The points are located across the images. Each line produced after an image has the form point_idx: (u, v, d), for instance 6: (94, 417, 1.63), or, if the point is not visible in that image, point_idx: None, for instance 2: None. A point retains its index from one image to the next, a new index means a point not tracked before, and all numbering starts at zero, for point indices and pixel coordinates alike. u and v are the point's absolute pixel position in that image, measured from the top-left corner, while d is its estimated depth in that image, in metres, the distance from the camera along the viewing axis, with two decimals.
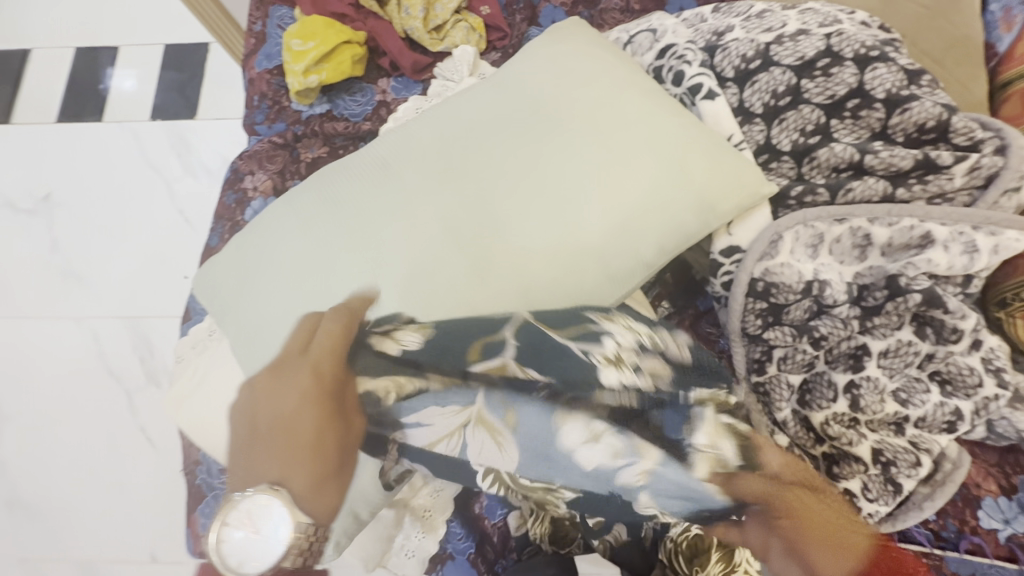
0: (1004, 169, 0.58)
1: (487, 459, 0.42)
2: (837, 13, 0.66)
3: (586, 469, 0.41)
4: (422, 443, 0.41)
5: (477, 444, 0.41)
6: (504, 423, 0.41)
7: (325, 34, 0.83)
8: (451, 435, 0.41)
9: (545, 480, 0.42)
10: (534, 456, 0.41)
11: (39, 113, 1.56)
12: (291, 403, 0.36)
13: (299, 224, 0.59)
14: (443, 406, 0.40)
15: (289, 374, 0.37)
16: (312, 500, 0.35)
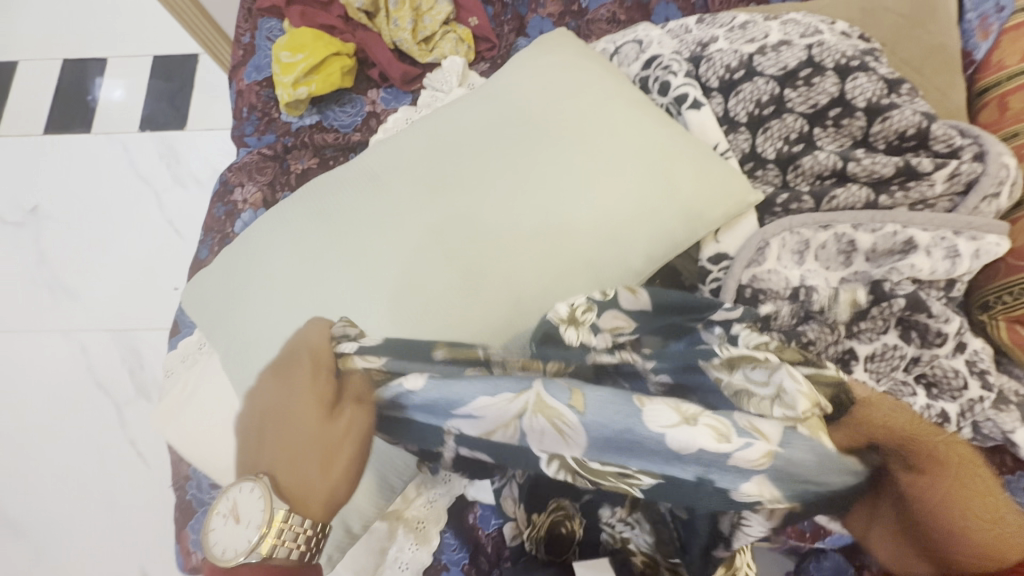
0: (983, 175, 0.59)
1: (548, 447, 0.44)
2: (818, 23, 0.67)
3: (678, 450, 0.41)
4: (476, 432, 0.45)
5: (538, 430, 0.44)
6: (568, 404, 0.43)
7: (314, 46, 0.84)
8: (506, 423, 0.44)
9: (617, 464, 0.43)
10: (599, 439, 0.43)
11: (26, 125, 1.55)
12: (290, 407, 0.46)
13: (290, 238, 0.59)
14: (496, 396, 0.44)
15: (295, 383, 0.47)
16: (301, 492, 0.44)
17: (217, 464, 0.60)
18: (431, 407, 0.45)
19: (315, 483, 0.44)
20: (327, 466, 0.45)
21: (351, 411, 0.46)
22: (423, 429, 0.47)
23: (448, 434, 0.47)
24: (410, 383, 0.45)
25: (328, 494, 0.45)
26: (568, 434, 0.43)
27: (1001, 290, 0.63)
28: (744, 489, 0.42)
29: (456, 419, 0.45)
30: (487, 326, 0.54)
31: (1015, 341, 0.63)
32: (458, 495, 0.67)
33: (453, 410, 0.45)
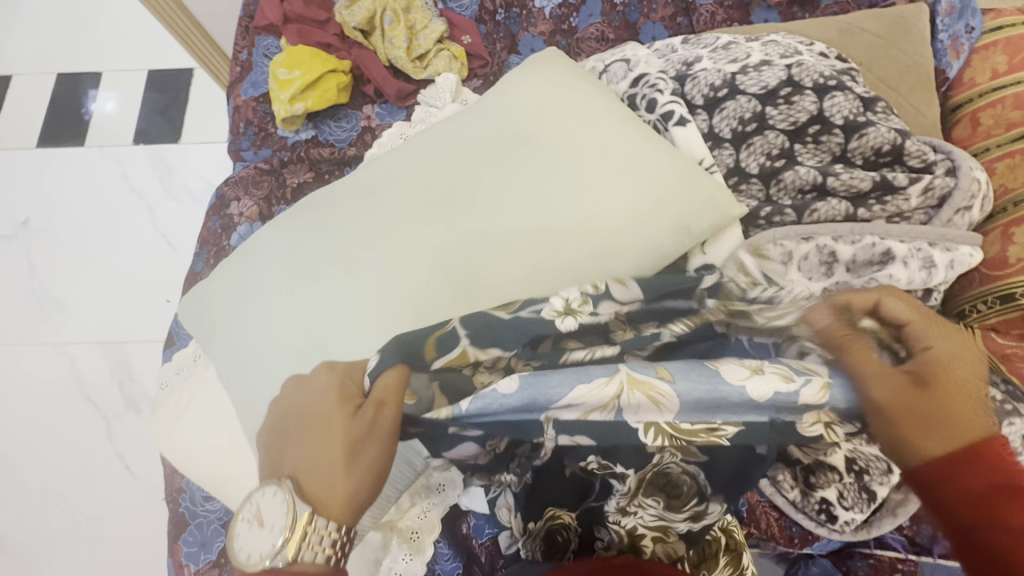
0: (954, 189, 0.62)
1: (646, 417, 0.46)
2: (798, 45, 0.70)
3: (763, 399, 0.45)
4: (578, 415, 0.46)
5: (634, 403, 0.46)
6: (658, 376, 0.46)
7: (310, 63, 0.86)
8: (603, 404, 0.46)
9: (707, 419, 0.46)
10: (692, 404, 0.45)
11: (19, 138, 1.56)
12: (315, 412, 0.48)
13: (286, 251, 0.60)
14: (590, 380, 0.46)
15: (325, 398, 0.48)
16: (325, 494, 0.45)
17: (213, 475, 0.61)
18: (523, 399, 0.46)
19: (340, 484, 0.46)
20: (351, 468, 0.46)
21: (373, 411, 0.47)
22: (519, 423, 0.47)
23: (546, 425, 0.47)
24: (500, 384, 0.47)
25: (351, 499, 0.46)
26: (662, 401, 0.46)
27: (977, 299, 0.65)
28: (807, 420, 0.45)
29: (553, 407, 0.46)
30: None
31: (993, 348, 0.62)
32: (451, 504, 0.68)
33: (550, 397, 0.46)
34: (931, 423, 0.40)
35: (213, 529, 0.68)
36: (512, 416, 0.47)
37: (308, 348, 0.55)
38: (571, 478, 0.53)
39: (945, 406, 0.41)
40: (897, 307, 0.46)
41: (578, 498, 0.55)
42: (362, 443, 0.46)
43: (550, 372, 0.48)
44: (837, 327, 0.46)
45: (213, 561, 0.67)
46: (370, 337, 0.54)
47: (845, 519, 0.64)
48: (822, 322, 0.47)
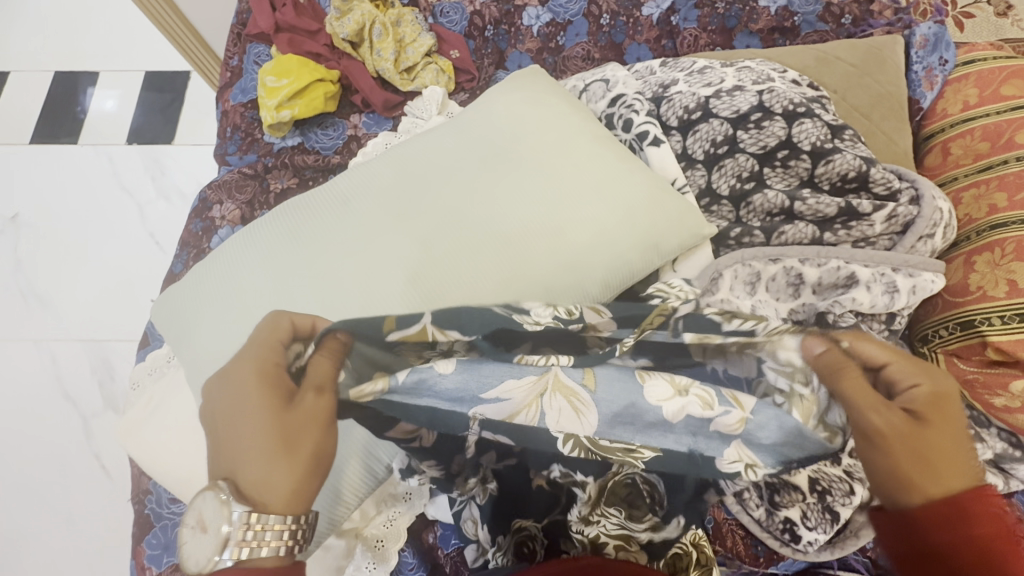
0: (917, 217, 0.64)
1: (566, 426, 0.47)
2: (771, 71, 0.72)
3: (676, 421, 0.46)
4: (502, 416, 0.47)
5: (554, 408, 0.47)
6: (582, 383, 0.47)
7: (299, 72, 0.87)
8: (528, 404, 0.47)
9: (622, 440, 0.47)
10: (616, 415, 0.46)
11: (13, 134, 1.56)
12: (254, 403, 0.44)
13: (259, 257, 0.61)
14: (521, 378, 0.47)
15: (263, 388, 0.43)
16: (267, 487, 0.42)
17: (177, 477, 0.61)
18: (455, 390, 0.46)
19: (284, 472, 0.43)
20: (295, 455, 0.43)
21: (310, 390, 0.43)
22: (445, 415, 0.47)
23: (472, 421, 0.47)
24: (437, 365, 0.47)
25: (299, 486, 0.44)
26: (582, 412, 0.47)
27: (939, 324, 0.67)
28: (730, 454, 0.46)
29: (482, 404, 0.47)
30: None
31: (955, 373, 0.65)
32: (419, 514, 0.68)
33: (480, 394, 0.47)
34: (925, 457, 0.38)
35: (177, 532, 0.68)
36: (443, 407, 0.47)
37: None
38: (539, 492, 0.55)
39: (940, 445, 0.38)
40: (873, 348, 0.42)
41: (543, 511, 0.55)
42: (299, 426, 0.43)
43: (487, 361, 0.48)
44: (836, 353, 0.42)
45: (175, 564, 0.67)
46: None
47: (809, 539, 0.64)
48: (817, 348, 0.43)
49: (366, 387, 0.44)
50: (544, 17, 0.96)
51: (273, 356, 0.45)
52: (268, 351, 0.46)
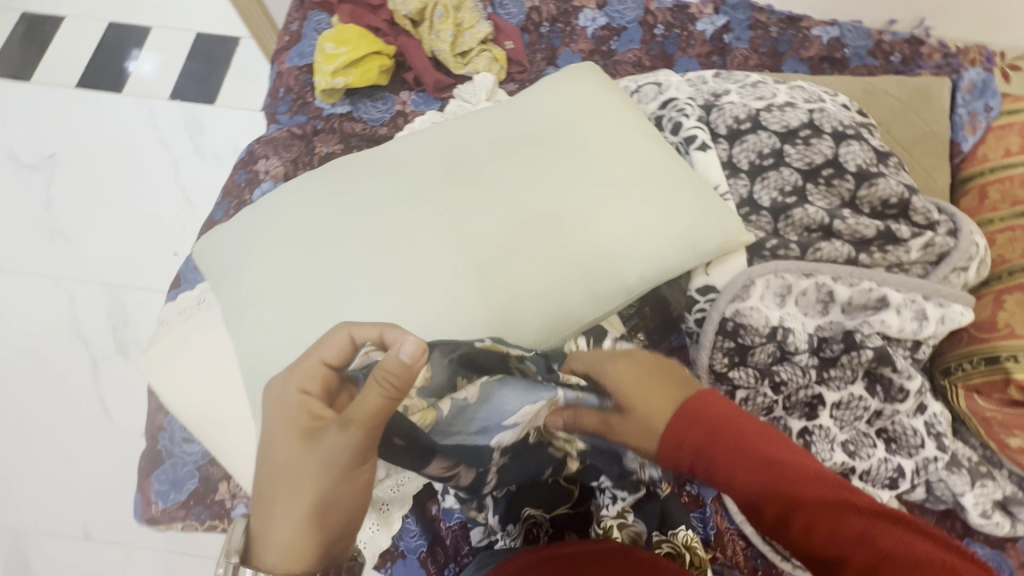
0: (953, 249, 0.66)
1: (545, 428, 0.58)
2: (822, 94, 0.74)
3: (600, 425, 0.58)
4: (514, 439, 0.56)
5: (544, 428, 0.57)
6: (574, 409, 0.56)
7: (358, 42, 0.89)
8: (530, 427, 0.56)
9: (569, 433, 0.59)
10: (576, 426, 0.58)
11: (59, 76, 1.60)
12: (293, 458, 0.48)
13: (313, 207, 0.62)
14: (536, 406, 0.54)
15: (303, 441, 0.48)
16: (277, 521, 0.48)
17: (196, 414, 0.61)
18: (482, 422, 0.53)
19: (288, 510, 0.48)
20: (298, 498, 0.48)
21: (329, 428, 0.48)
22: (471, 446, 0.54)
23: (495, 450, 0.56)
24: (467, 396, 0.53)
25: (299, 529, 0.48)
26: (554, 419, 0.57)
27: (963, 358, 0.68)
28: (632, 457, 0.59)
29: (503, 433, 0.54)
30: (486, 308, 0.57)
31: (971, 409, 0.68)
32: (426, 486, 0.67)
33: (502, 423, 0.54)
34: (645, 428, 0.56)
35: (186, 471, 0.68)
36: (468, 438, 0.54)
37: (326, 300, 0.57)
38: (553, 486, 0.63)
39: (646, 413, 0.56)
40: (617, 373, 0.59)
41: (555, 502, 0.63)
42: (305, 473, 0.48)
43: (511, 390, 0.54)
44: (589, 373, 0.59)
45: (182, 501, 0.68)
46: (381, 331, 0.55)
47: None
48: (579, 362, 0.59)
49: (418, 422, 0.50)
50: (600, 21, 0.99)
51: (318, 387, 0.50)
52: (317, 381, 0.50)
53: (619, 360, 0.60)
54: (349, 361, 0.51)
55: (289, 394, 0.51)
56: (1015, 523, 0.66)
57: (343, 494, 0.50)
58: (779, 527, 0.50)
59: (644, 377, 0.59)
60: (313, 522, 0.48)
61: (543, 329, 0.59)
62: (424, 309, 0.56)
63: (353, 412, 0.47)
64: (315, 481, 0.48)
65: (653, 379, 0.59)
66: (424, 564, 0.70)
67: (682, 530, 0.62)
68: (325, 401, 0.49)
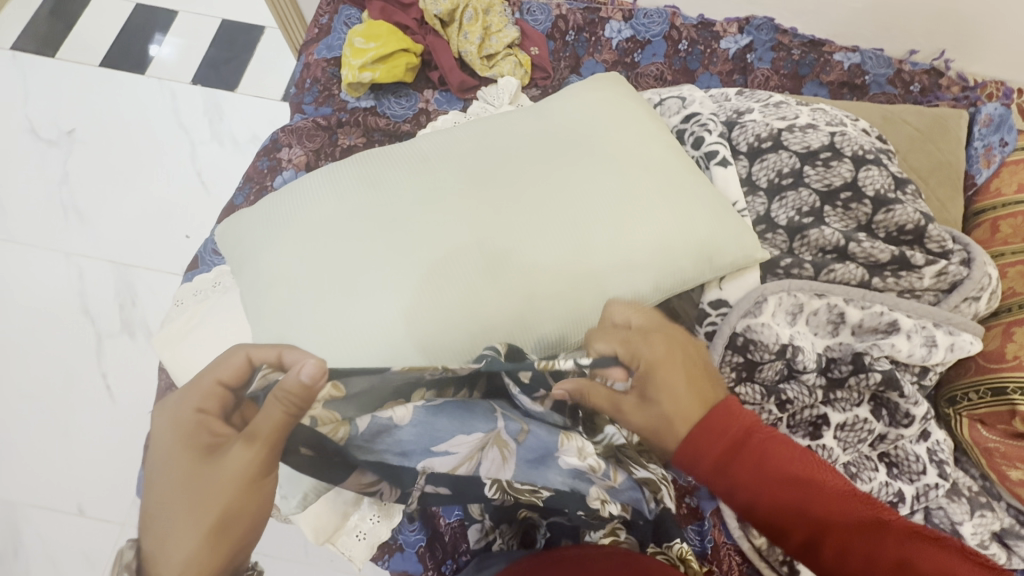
0: (966, 279, 0.67)
1: (493, 474, 0.53)
2: (843, 118, 0.75)
3: (564, 467, 0.53)
4: (447, 468, 0.51)
5: (489, 458, 0.52)
6: (516, 437, 0.52)
7: (387, 39, 0.90)
8: (470, 456, 0.52)
9: (529, 481, 0.54)
10: (528, 460, 0.53)
11: (84, 54, 1.61)
12: (188, 476, 0.36)
13: (338, 196, 0.63)
14: (470, 434, 0.51)
15: (202, 457, 0.36)
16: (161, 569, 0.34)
17: None
18: (407, 444, 0.50)
19: (181, 543, 0.34)
20: (197, 520, 0.34)
21: (230, 442, 0.37)
22: (395, 466, 0.50)
23: (420, 474, 0.51)
24: (395, 415, 0.49)
25: (196, 562, 0.34)
26: (507, 459, 0.53)
27: (969, 388, 0.69)
28: (595, 495, 0.54)
29: (431, 457, 0.50)
30: (504, 307, 0.58)
31: (975, 439, 0.68)
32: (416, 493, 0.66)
33: (430, 448, 0.50)
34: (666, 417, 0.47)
35: None
36: (393, 460, 0.50)
37: (346, 288, 0.58)
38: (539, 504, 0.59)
39: (672, 404, 0.47)
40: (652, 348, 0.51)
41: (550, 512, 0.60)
42: (204, 495, 0.35)
43: (442, 411, 0.51)
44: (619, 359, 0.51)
45: None
46: (392, 331, 0.56)
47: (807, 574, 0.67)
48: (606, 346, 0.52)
49: (327, 435, 0.44)
50: (625, 33, 1.00)
51: (217, 401, 0.40)
52: (212, 395, 0.40)
53: (654, 338, 0.52)
54: (249, 381, 0.42)
55: (177, 411, 0.39)
56: (1011, 557, 0.67)
57: (251, 520, 0.37)
58: (806, 550, 0.46)
59: (680, 363, 0.50)
60: (217, 553, 0.35)
61: (559, 331, 0.60)
62: (442, 303, 0.57)
63: (261, 422, 0.38)
64: (217, 503, 0.35)
65: (691, 371, 0.50)
66: (422, 557, 0.70)
67: (679, 542, 0.59)
68: (224, 416, 0.39)
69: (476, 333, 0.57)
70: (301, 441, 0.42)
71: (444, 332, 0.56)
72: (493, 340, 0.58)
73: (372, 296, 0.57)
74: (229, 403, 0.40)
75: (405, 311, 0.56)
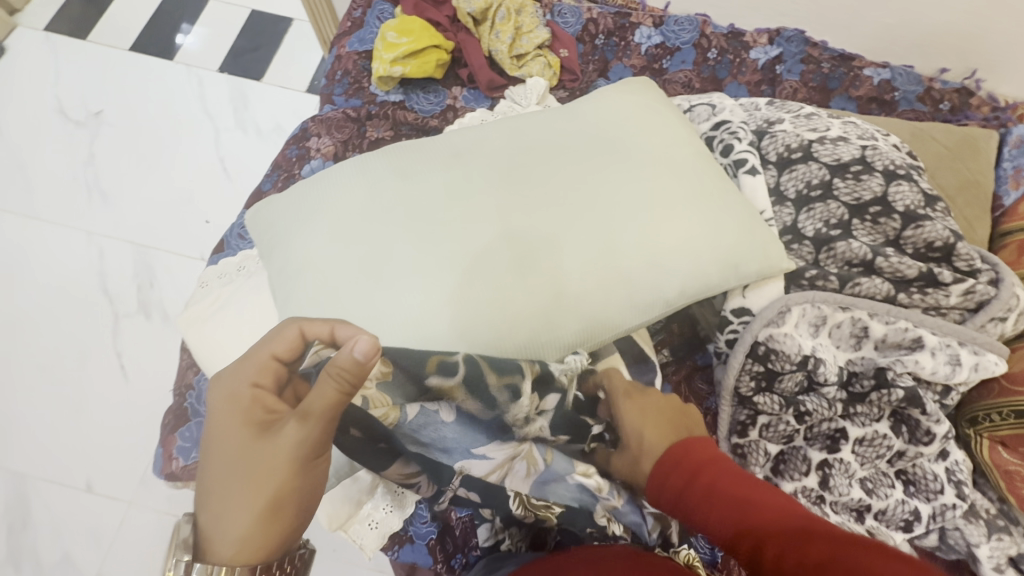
0: (994, 298, 0.66)
1: (516, 485, 0.56)
2: (875, 132, 0.75)
3: (574, 484, 0.57)
4: (481, 472, 0.55)
5: (515, 470, 0.56)
6: (544, 457, 0.57)
7: (419, 34, 0.91)
8: (501, 465, 0.56)
9: (542, 497, 0.57)
10: (551, 476, 0.57)
11: (114, 37, 1.63)
12: (249, 450, 0.44)
13: (370, 186, 0.64)
14: (505, 441, 0.56)
15: (261, 434, 0.44)
16: (227, 527, 0.42)
17: None
18: (450, 440, 0.54)
19: (244, 507, 0.43)
20: (255, 493, 0.43)
21: (284, 423, 0.44)
22: (436, 461, 0.55)
23: (457, 474, 0.55)
24: (440, 411, 0.55)
25: (252, 537, 0.43)
26: (530, 474, 0.56)
27: (990, 409, 0.68)
28: (600, 509, 0.57)
29: (471, 458, 0.55)
30: (531, 302, 0.58)
31: (995, 461, 0.68)
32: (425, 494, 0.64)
33: (471, 449, 0.55)
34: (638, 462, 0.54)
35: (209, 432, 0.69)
36: (435, 454, 0.55)
37: (375, 276, 0.58)
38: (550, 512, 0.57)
39: (635, 439, 0.55)
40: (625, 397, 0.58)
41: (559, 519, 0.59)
42: (260, 470, 0.43)
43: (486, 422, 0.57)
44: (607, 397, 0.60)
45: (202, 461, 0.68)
46: (420, 320, 0.56)
47: None
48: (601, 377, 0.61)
49: (379, 417, 0.52)
50: (654, 39, 1.00)
51: (271, 378, 0.47)
52: (267, 372, 0.47)
53: (626, 386, 0.60)
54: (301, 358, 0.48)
55: (235, 389, 0.46)
56: None
57: (300, 494, 0.45)
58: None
59: (649, 409, 0.57)
60: (267, 531, 0.43)
61: (583, 330, 0.60)
62: (469, 295, 0.57)
63: (312, 401, 0.43)
64: (275, 479, 0.43)
65: (665, 414, 0.56)
66: (432, 551, 0.69)
67: (685, 549, 0.60)
68: (277, 394, 0.47)
69: (501, 326, 0.57)
70: (353, 423, 0.52)
71: (470, 324, 0.57)
72: (519, 334, 0.58)
73: (401, 285, 0.58)
74: (284, 384, 0.48)
75: (433, 302, 0.57)
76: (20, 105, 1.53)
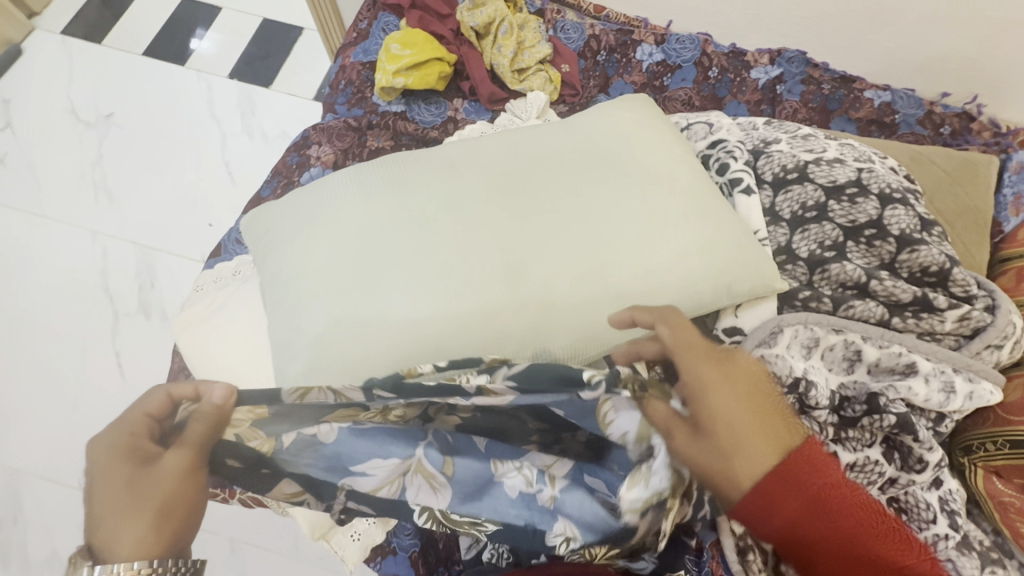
0: (989, 325, 0.65)
1: (421, 500, 0.54)
2: (872, 155, 0.75)
3: (512, 496, 0.54)
4: (366, 487, 0.52)
5: (414, 485, 0.54)
6: (442, 470, 0.53)
7: (422, 47, 0.92)
8: (391, 480, 0.53)
9: (471, 514, 0.55)
10: (460, 489, 0.54)
11: (129, 42, 1.67)
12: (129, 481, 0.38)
13: (366, 196, 0.64)
14: (387, 457, 0.52)
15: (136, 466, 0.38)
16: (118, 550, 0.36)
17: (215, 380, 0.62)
18: (328, 460, 0.50)
19: (131, 529, 0.37)
20: (141, 512, 0.37)
21: (161, 454, 0.39)
22: (315, 480, 0.51)
23: (339, 491, 0.53)
24: (318, 432, 0.49)
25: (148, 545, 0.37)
26: (439, 489, 0.54)
27: (987, 438, 0.68)
28: (557, 530, 0.53)
29: (352, 476, 0.52)
30: (520, 317, 0.58)
31: (990, 491, 0.67)
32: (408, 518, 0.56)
33: (350, 466, 0.51)
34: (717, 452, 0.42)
35: None
36: (315, 473, 0.50)
37: (365, 286, 0.58)
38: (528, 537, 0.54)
39: (727, 433, 0.41)
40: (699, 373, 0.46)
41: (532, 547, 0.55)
42: (146, 493, 0.37)
43: (364, 435, 0.51)
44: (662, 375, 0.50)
45: None
46: (407, 332, 0.56)
47: None
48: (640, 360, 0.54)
49: (253, 449, 0.45)
50: (656, 57, 1.01)
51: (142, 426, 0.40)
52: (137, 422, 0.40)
53: (710, 359, 0.47)
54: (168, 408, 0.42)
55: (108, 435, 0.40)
56: None
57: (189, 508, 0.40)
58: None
59: (738, 390, 0.44)
60: (163, 535, 0.38)
61: (571, 345, 0.60)
62: (458, 307, 0.57)
63: (186, 438, 0.41)
64: (159, 498, 0.38)
65: (757, 401, 0.44)
66: (415, 563, 0.70)
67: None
68: (151, 435, 0.40)
69: (489, 338, 0.57)
70: (226, 453, 0.43)
71: (457, 335, 0.57)
72: (505, 348, 0.58)
73: (389, 295, 0.58)
74: (161, 429, 0.41)
75: (421, 314, 0.57)
76: (34, 104, 1.56)
